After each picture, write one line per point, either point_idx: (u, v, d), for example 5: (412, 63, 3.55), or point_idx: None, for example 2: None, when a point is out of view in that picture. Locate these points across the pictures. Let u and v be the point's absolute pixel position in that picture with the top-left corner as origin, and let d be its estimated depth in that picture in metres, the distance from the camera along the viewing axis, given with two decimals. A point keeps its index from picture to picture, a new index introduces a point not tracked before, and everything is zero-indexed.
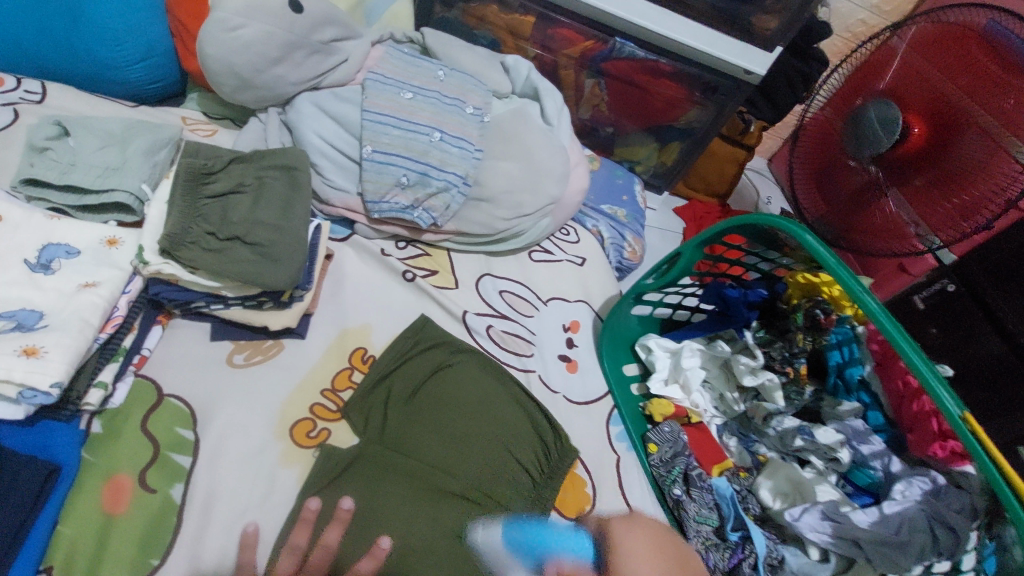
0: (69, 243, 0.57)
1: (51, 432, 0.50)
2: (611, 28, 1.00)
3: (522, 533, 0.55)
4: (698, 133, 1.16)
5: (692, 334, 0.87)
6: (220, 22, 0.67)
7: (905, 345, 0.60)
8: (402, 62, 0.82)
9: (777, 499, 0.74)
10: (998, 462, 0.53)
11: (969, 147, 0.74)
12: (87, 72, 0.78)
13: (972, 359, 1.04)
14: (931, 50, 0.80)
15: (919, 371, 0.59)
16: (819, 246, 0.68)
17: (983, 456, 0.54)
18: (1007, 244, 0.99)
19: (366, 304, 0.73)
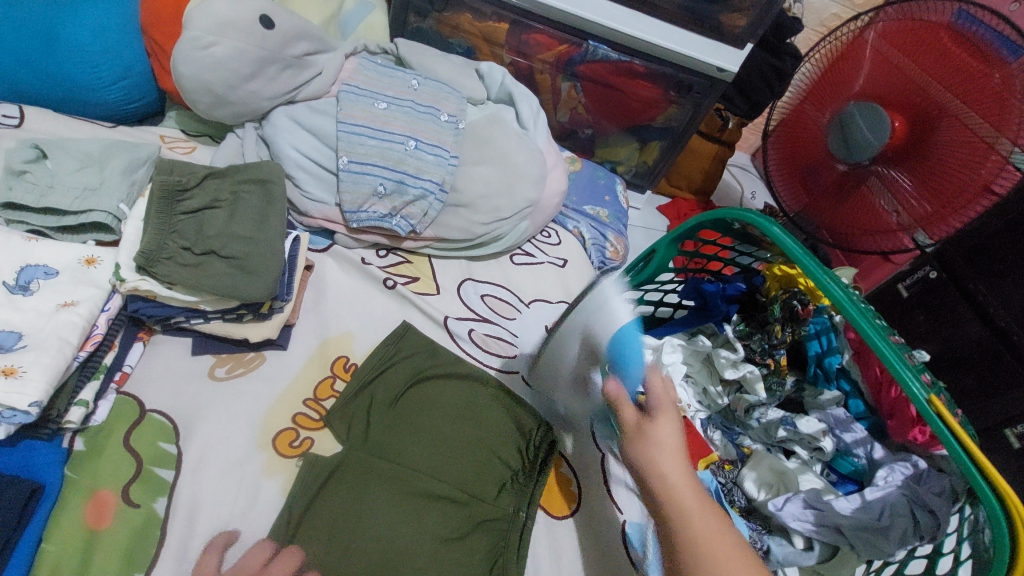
0: (47, 264, 0.58)
1: (33, 451, 0.51)
2: (584, 31, 1.02)
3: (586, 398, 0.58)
4: (676, 131, 1.18)
5: (674, 329, 0.89)
6: (191, 41, 0.68)
7: (876, 337, 0.63)
8: (376, 73, 0.84)
9: (762, 490, 0.74)
10: (970, 448, 0.55)
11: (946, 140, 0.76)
12: (65, 94, 0.79)
13: (956, 344, 1.05)
14: (902, 40, 0.81)
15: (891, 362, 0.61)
16: (784, 237, 0.71)
17: (956, 443, 0.56)
18: (983, 227, 0.99)
19: (348, 313, 0.74)
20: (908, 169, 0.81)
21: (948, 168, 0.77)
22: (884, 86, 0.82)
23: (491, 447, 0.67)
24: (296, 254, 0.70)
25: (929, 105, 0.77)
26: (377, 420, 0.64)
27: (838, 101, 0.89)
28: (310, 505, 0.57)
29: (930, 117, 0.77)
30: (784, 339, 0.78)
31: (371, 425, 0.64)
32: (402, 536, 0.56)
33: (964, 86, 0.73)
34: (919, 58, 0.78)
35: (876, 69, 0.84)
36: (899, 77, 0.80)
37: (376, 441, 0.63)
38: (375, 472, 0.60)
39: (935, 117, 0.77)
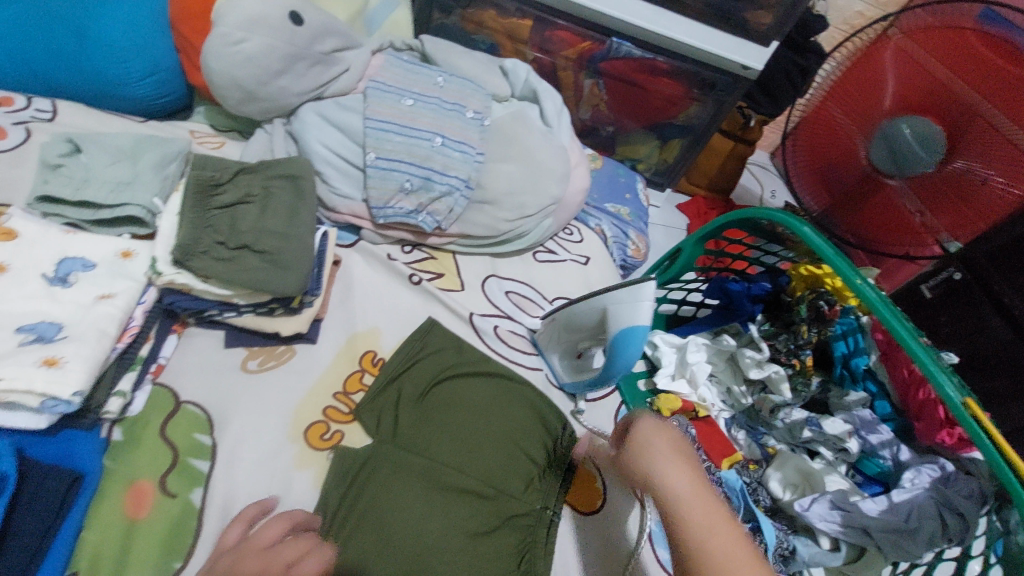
0: (85, 256, 0.59)
1: (73, 440, 0.52)
2: (608, 28, 1.01)
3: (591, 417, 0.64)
4: (698, 129, 1.17)
5: (697, 329, 0.88)
6: (223, 37, 0.69)
7: (910, 340, 0.63)
8: (403, 69, 0.84)
9: (787, 490, 0.73)
10: (1006, 452, 0.55)
11: (979, 143, 0.75)
12: (96, 89, 0.80)
13: (981, 346, 1.04)
14: (931, 41, 0.79)
15: (926, 366, 0.61)
16: (815, 236, 0.70)
17: (991, 448, 0.55)
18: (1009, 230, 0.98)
19: (374, 308, 0.74)
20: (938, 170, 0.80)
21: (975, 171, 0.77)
22: (910, 88, 0.81)
23: (517, 441, 0.67)
24: (325, 250, 0.70)
25: (958, 107, 0.76)
26: (405, 414, 0.65)
27: (861, 101, 0.87)
28: (341, 498, 0.58)
29: (960, 120, 0.77)
30: (811, 339, 0.79)
31: (400, 418, 0.65)
32: (430, 530, 0.57)
33: (996, 88, 0.72)
34: (948, 58, 0.77)
35: (901, 70, 0.82)
36: (926, 79, 0.79)
37: (405, 434, 0.63)
38: (404, 465, 0.60)
39: (963, 120, 0.76)
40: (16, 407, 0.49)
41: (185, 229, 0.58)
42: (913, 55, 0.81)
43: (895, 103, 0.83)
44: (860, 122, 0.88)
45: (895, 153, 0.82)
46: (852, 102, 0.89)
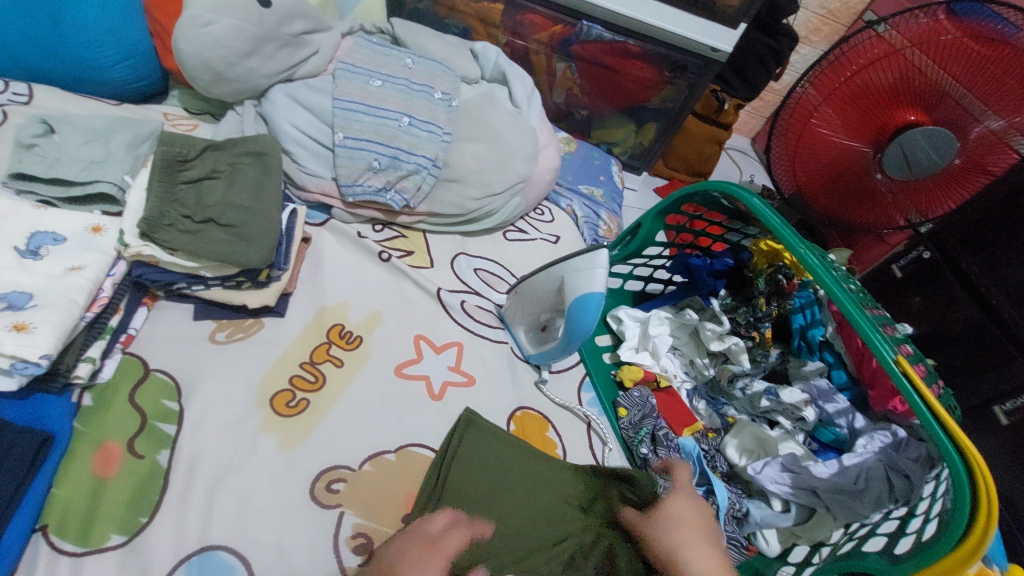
0: (56, 231, 0.61)
1: (45, 403, 0.54)
2: (579, 11, 1.03)
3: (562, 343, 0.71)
4: (672, 112, 1.19)
5: (661, 304, 0.91)
6: (192, 18, 0.70)
7: (860, 320, 0.64)
8: (372, 52, 0.86)
9: (743, 456, 0.76)
10: (949, 427, 0.56)
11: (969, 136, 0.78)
12: (71, 73, 0.82)
13: (949, 323, 1.05)
14: (918, 39, 0.78)
15: (875, 347, 0.62)
16: (765, 209, 0.73)
17: (935, 424, 0.56)
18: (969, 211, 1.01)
19: (344, 283, 0.76)
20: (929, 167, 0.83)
21: (962, 151, 0.80)
22: (891, 80, 0.81)
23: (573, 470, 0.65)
24: (294, 224, 0.72)
25: (930, 90, 0.78)
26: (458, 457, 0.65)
27: (845, 92, 0.86)
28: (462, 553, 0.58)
29: (930, 102, 0.79)
30: (769, 312, 0.81)
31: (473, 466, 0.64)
32: (536, 569, 0.60)
33: (968, 72, 0.75)
34: (927, 49, 0.77)
35: (882, 64, 0.81)
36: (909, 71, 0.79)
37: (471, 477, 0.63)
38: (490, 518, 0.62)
39: (938, 104, 0.78)
40: None
41: (150, 205, 0.60)
42: (897, 49, 0.79)
43: (875, 97, 0.83)
44: (842, 113, 0.88)
45: (892, 152, 0.83)
46: (837, 96, 0.87)
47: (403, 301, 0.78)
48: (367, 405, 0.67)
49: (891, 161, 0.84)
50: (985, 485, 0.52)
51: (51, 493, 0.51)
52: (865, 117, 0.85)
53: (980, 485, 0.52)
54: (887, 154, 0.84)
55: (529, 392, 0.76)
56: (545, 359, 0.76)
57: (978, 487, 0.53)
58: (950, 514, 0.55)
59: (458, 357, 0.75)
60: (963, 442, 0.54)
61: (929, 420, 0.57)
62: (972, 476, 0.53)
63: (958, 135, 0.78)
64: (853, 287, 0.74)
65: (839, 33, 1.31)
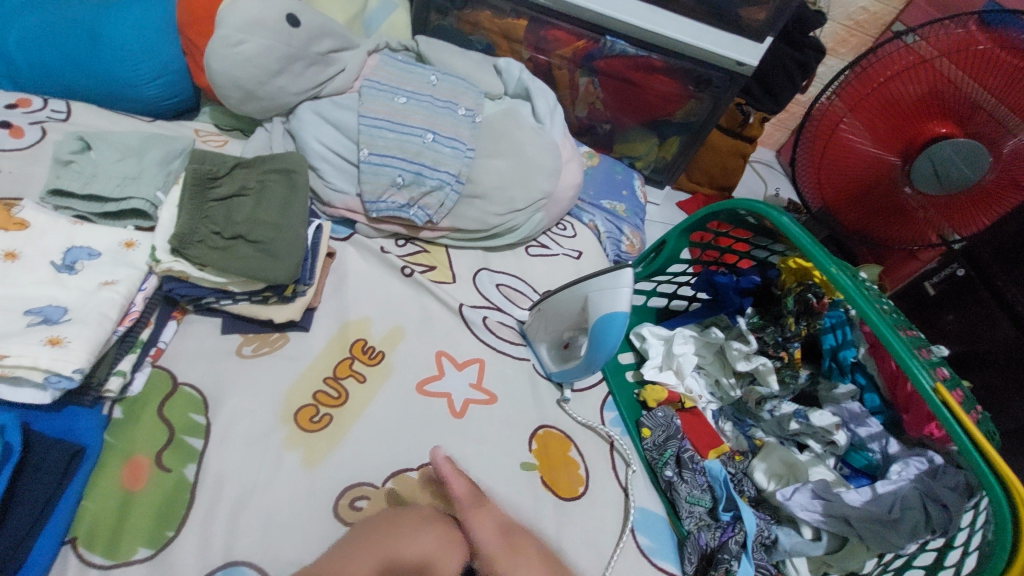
0: (90, 246, 0.62)
1: (77, 416, 0.55)
2: (602, 27, 1.03)
3: (587, 357, 0.70)
4: (696, 125, 1.18)
5: (686, 322, 0.89)
6: (223, 38, 0.73)
7: (896, 343, 0.62)
8: (397, 69, 0.87)
9: (771, 480, 0.73)
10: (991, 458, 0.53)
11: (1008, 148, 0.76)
12: (109, 90, 0.84)
13: (985, 343, 1.01)
14: (950, 51, 0.75)
15: (910, 371, 0.60)
16: (795, 228, 0.71)
17: (975, 454, 0.54)
18: (1006, 225, 0.98)
19: (367, 298, 0.76)
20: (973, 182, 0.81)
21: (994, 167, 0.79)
22: (923, 93, 0.79)
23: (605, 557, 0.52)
24: (319, 241, 0.73)
25: (963, 103, 0.76)
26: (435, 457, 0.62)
27: (872, 104, 0.84)
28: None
29: (964, 116, 0.77)
30: (799, 331, 0.79)
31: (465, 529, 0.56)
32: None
33: (1002, 85, 0.73)
34: (959, 61, 0.75)
35: (911, 75, 0.79)
36: (942, 84, 0.77)
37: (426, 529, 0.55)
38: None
39: (971, 119, 0.77)
40: (23, 382, 0.52)
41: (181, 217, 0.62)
42: (927, 61, 0.77)
43: (906, 110, 0.81)
44: (869, 126, 0.85)
45: (931, 167, 0.81)
46: (866, 109, 0.84)
47: (425, 316, 0.78)
48: (391, 421, 0.66)
49: (919, 172, 0.82)
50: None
51: (81, 505, 0.52)
52: (896, 131, 0.83)
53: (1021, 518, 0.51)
54: (916, 166, 0.82)
55: (551, 410, 0.75)
56: (564, 376, 0.75)
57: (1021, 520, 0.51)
58: (990, 548, 0.53)
59: (479, 374, 0.74)
60: (1006, 473, 0.52)
61: (972, 452, 0.55)
62: (1013, 507, 0.51)
63: (990, 149, 0.77)
64: (887, 305, 0.72)
65: (867, 44, 1.29)
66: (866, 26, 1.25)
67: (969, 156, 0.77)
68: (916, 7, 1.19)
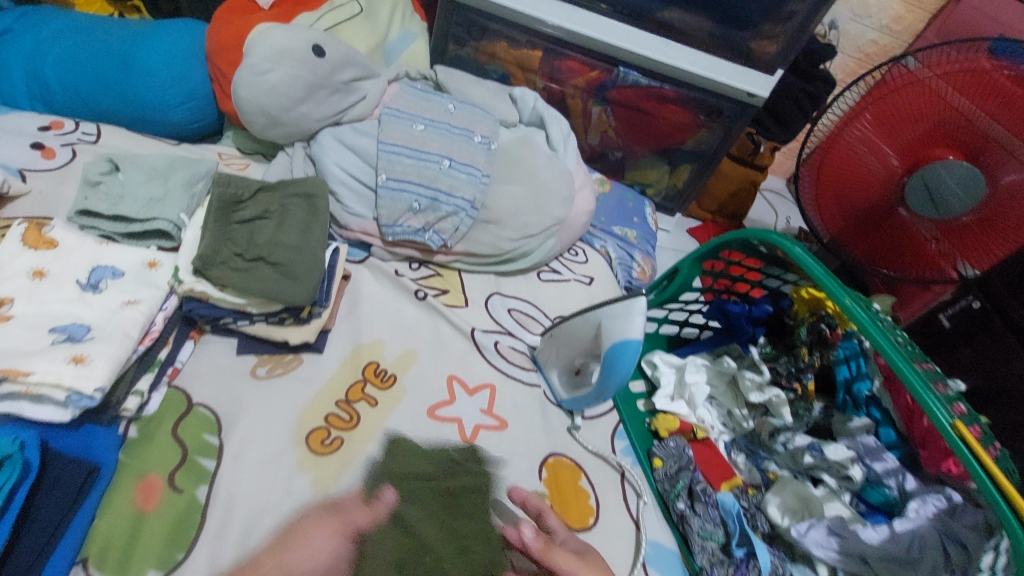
0: (115, 266, 0.64)
1: (93, 435, 0.56)
2: (616, 58, 1.06)
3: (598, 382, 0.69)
4: (707, 154, 1.20)
5: (697, 350, 0.88)
6: (252, 67, 0.76)
7: (911, 376, 0.62)
8: (416, 97, 0.89)
9: (786, 515, 0.71)
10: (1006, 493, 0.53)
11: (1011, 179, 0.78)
12: (136, 114, 0.87)
13: (1001, 376, 1.00)
14: (952, 76, 0.79)
15: (925, 405, 0.60)
16: (807, 258, 0.71)
17: (988, 484, 0.54)
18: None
19: (379, 321, 0.77)
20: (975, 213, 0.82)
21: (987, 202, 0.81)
22: (928, 118, 0.82)
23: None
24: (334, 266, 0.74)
25: (968, 131, 0.79)
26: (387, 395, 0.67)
27: (877, 125, 0.87)
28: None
29: (972, 146, 0.80)
30: (811, 362, 0.81)
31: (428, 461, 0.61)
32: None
33: (1007, 112, 0.76)
34: (963, 88, 0.78)
35: (916, 100, 0.83)
36: (947, 110, 0.80)
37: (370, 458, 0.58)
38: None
39: (979, 147, 0.79)
40: (45, 400, 0.53)
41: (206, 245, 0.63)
42: (934, 88, 0.81)
43: (915, 135, 0.84)
44: (877, 149, 0.89)
45: (935, 195, 0.83)
46: (871, 132, 0.88)
47: (437, 340, 0.78)
48: (401, 446, 0.66)
49: (914, 193, 0.85)
50: None
51: (93, 524, 0.52)
52: (903, 155, 0.86)
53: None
54: (911, 188, 0.86)
55: (561, 438, 0.74)
56: (574, 403, 0.75)
57: None
58: None
59: (490, 399, 0.74)
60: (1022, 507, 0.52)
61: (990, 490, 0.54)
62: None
63: (987, 180, 0.79)
64: (899, 335, 0.72)
65: None
66: (875, 59, 1.26)
67: (973, 185, 0.80)
68: (925, 40, 1.20)
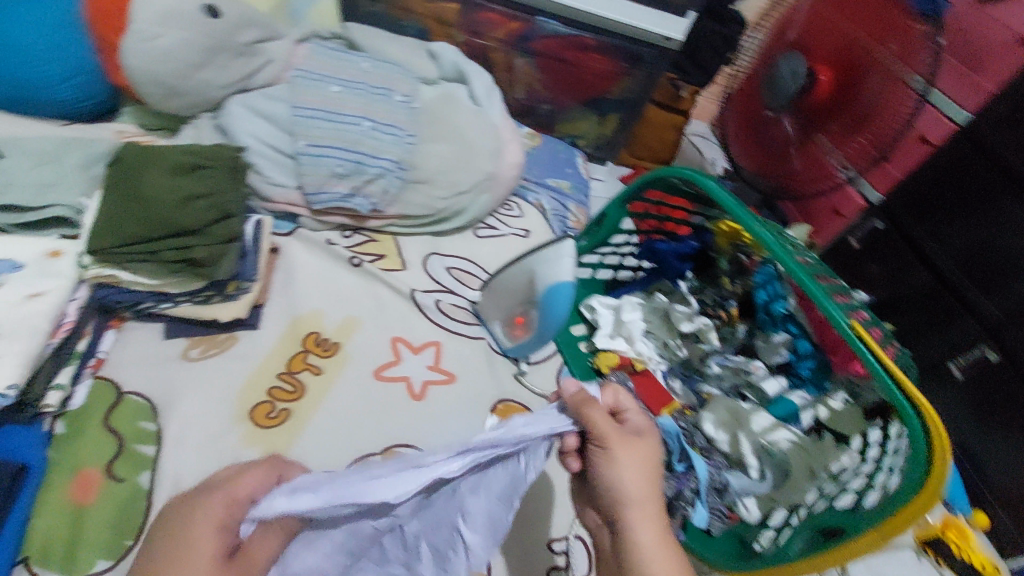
0: (12, 257, 0.59)
1: (13, 435, 0.54)
2: (531, 7, 1.07)
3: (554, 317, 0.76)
4: (632, 100, 1.21)
5: (631, 290, 0.94)
6: (139, 33, 0.70)
7: (816, 291, 0.63)
8: (328, 57, 0.84)
9: (719, 430, 0.77)
10: (898, 379, 0.55)
11: (871, 86, 0.86)
12: (14, 95, 0.74)
13: (904, 287, 1.03)
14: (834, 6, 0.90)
15: (830, 314, 0.61)
16: (719, 190, 0.71)
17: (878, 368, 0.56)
18: (924, 172, 0.98)
19: (315, 290, 0.76)
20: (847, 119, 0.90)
21: (845, 108, 0.90)
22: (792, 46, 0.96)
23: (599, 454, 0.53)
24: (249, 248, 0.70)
25: (842, 49, 0.89)
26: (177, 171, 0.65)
27: (824, 26, 0.91)
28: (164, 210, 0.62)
29: (845, 61, 0.88)
30: (733, 290, 0.89)
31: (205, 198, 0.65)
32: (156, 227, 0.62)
33: (873, 26, 0.84)
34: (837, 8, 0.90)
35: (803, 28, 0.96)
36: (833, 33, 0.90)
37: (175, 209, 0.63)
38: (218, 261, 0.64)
39: (845, 56, 0.88)
40: None
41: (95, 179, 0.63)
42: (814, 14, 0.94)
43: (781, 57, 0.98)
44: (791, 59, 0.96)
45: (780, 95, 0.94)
46: (820, 36, 0.92)
47: (377, 305, 0.78)
48: (355, 412, 0.67)
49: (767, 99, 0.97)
50: (936, 433, 0.52)
51: (31, 523, 0.52)
52: None
53: (934, 444, 0.52)
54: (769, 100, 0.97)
55: (509, 384, 0.77)
56: (518, 349, 0.79)
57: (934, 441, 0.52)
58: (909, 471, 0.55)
59: (436, 356, 0.75)
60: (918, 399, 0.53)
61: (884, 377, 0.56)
62: (928, 429, 0.53)
63: (852, 92, 0.88)
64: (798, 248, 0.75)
65: None
66: None
67: (843, 93, 0.89)
68: None
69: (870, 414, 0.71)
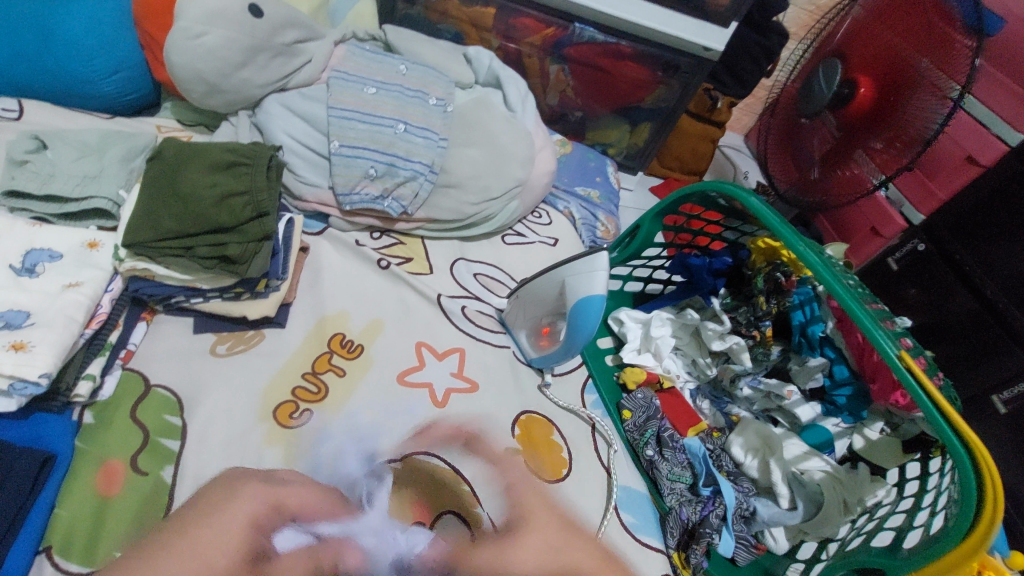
0: (51, 248, 0.60)
1: (45, 423, 0.55)
2: (571, 14, 1.04)
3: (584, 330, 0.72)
4: (666, 110, 1.19)
5: (661, 305, 0.91)
6: (184, 30, 0.70)
7: (862, 318, 0.59)
8: (366, 59, 0.85)
9: (748, 455, 0.75)
10: (950, 420, 0.51)
11: (914, 103, 0.80)
12: (62, 87, 0.76)
13: (948, 315, 0.97)
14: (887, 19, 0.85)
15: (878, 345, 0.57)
16: (763, 208, 0.69)
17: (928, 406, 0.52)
18: (974, 193, 0.93)
19: (343, 291, 0.75)
20: (886, 135, 0.85)
21: (885, 124, 0.85)
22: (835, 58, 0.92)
23: None
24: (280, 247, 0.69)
25: (887, 63, 0.84)
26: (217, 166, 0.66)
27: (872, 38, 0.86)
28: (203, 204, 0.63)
29: (889, 75, 0.83)
30: (769, 310, 0.81)
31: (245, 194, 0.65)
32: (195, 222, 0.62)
33: (923, 41, 0.79)
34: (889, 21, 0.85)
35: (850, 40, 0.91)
36: (882, 47, 0.85)
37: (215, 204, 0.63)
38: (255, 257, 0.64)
39: (889, 70, 0.83)
40: None
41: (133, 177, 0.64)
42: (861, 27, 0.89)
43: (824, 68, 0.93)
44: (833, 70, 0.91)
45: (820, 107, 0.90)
46: (867, 49, 0.87)
47: (403, 308, 0.77)
48: (377, 416, 0.66)
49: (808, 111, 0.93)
50: (990, 481, 0.48)
51: (55, 514, 0.52)
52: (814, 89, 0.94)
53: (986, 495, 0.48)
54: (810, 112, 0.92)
55: (533, 396, 0.76)
56: (543, 362, 0.77)
57: (985, 494, 0.48)
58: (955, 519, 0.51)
59: (460, 363, 0.74)
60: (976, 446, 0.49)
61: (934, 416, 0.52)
62: (981, 478, 0.49)
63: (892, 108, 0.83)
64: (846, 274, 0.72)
65: None
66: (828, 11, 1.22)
67: (884, 109, 0.84)
68: None
69: (909, 447, 0.70)
